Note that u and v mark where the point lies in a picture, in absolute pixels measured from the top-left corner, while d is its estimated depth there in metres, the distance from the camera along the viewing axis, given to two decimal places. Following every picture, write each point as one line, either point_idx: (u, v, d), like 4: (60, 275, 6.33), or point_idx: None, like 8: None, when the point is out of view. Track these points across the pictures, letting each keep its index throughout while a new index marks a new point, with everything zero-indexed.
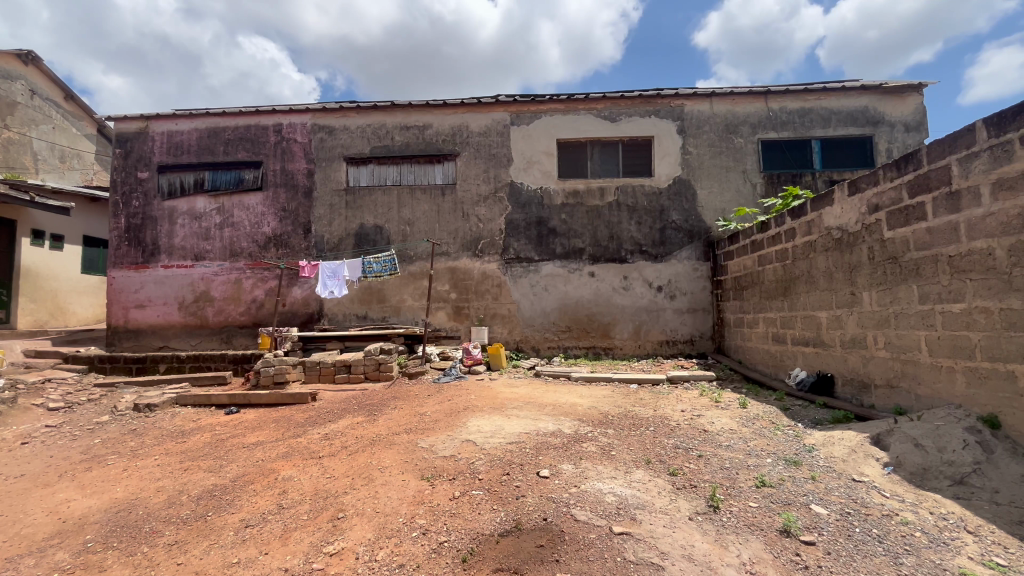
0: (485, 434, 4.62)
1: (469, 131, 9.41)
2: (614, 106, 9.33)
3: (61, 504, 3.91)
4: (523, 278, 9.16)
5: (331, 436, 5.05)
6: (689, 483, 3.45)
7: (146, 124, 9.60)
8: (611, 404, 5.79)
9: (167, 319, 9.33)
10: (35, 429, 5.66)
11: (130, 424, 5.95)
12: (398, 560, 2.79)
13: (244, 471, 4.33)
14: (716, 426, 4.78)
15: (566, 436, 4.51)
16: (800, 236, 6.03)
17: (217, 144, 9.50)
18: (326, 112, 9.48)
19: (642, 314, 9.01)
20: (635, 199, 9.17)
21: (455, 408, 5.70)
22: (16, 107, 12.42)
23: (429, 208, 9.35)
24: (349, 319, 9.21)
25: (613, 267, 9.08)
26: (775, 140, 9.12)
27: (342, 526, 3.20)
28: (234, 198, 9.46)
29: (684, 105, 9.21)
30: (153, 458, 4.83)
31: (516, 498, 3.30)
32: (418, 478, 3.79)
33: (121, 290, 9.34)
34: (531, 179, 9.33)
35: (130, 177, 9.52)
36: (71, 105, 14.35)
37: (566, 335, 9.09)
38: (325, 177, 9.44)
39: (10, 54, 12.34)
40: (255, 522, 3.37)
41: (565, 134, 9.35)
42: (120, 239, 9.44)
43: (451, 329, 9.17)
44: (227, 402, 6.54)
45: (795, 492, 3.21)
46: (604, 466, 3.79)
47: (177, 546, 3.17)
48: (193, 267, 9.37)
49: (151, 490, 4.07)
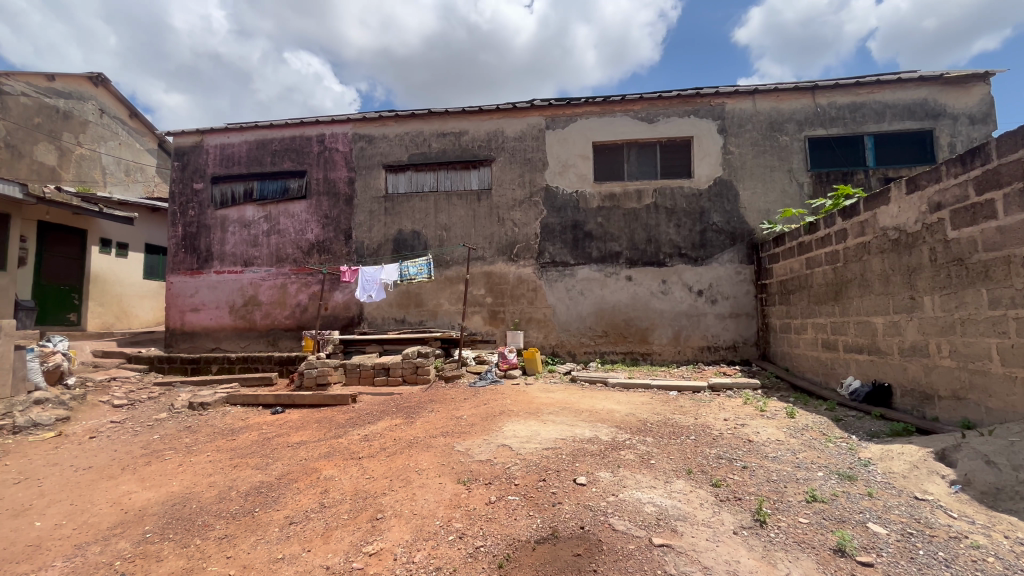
0: (522, 439, 4.60)
1: (505, 136, 9.47)
2: (651, 107, 9.14)
3: (123, 495, 4.17)
4: (559, 282, 9.10)
5: (370, 438, 5.17)
6: (733, 495, 3.32)
7: (200, 138, 10.18)
8: (650, 411, 5.64)
9: (219, 322, 9.82)
10: (102, 424, 6.07)
11: (185, 421, 6.31)
12: (434, 563, 2.81)
13: (288, 469, 4.48)
14: (761, 436, 4.57)
15: (603, 444, 4.43)
16: (852, 237, 5.72)
17: (265, 155, 9.97)
18: (366, 121, 9.77)
19: (681, 319, 8.77)
20: (674, 200, 8.95)
21: (491, 412, 5.72)
22: (87, 126, 13.45)
23: (465, 214, 9.44)
24: (388, 322, 9.42)
25: (651, 271, 8.89)
26: (824, 137, 8.72)
27: (381, 527, 3.26)
28: (280, 206, 9.87)
29: (725, 104, 8.94)
30: (205, 454, 5.09)
31: (552, 505, 3.28)
32: (454, 481, 3.82)
33: (177, 295, 9.92)
34: (566, 182, 9.27)
35: (187, 188, 10.13)
36: (135, 122, 15.39)
37: (603, 340, 8.96)
38: (365, 185, 9.72)
39: (82, 77, 13.37)
40: (299, 520, 3.49)
41: (601, 137, 9.23)
42: (177, 246, 10.04)
43: (487, 333, 9.20)
44: (273, 402, 6.80)
45: (849, 510, 3.03)
46: (643, 475, 3.69)
47: (226, 540, 3.31)
48: (243, 273, 9.83)
49: (203, 485, 4.28)
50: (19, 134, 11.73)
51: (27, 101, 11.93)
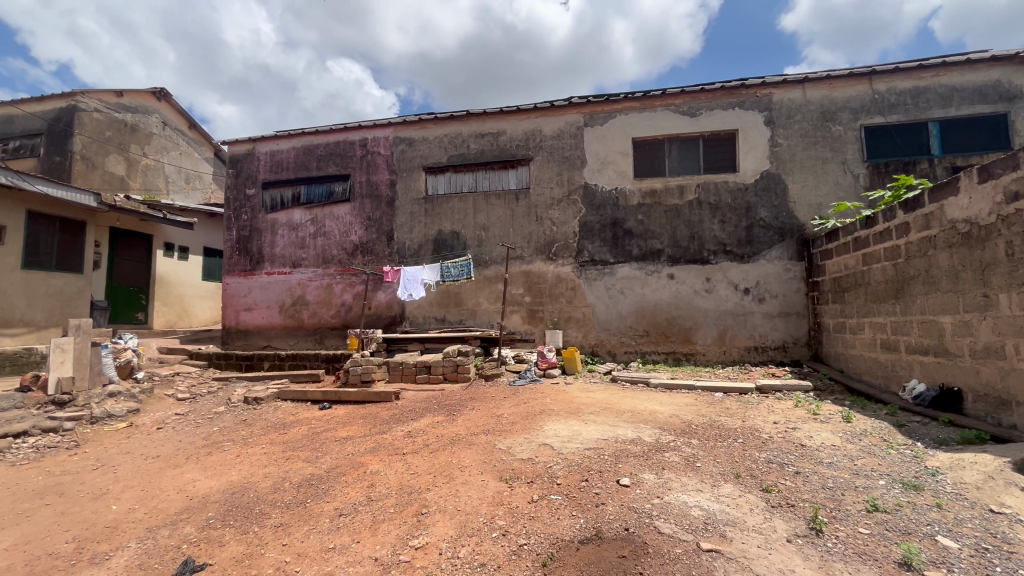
0: (563, 438, 4.59)
1: (543, 135, 9.44)
2: (693, 100, 8.87)
3: (188, 483, 4.45)
4: (598, 280, 9.01)
5: (414, 434, 5.30)
6: (786, 501, 3.19)
7: (252, 145, 10.70)
8: (695, 413, 5.49)
9: (270, 321, 10.29)
10: (167, 416, 6.49)
11: (241, 415, 6.66)
12: (479, 559, 2.84)
13: (337, 463, 4.65)
14: (815, 441, 4.36)
15: (647, 445, 4.35)
16: (915, 231, 5.37)
17: (311, 160, 10.36)
18: (407, 124, 9.98)
19: (727, 318, 8.49)
20: (718, 196, 8.67)
21: (532, 411, 5.73)
22: (152, 138, 14.40)
23: (504, 213, 9.49)
24: (429, 321, 9.61)
25: (694, 269, 8.65)
26: (882, 125, 8.23)
27: (426, 521, 3.33)
28: (325, 209, 10.24)
29: (773, 94, 8.58)
30: (260, 446, 5.36)
31: (596, 506, 3.25)
32: (497, 479, 3.85)
33: (233, 295, 10.48)
34: (605, 180, 9.15)
35: (240, 194, 10.68)
36: (194, 132, 16.33)
37: (644, 340, 8.79)
38: (406, 187, 9.94)
39: (147, 92, 14.31)
40: (348, 511, 3.62)
41: (640, 132, 9.06)
42: (232, 249, 10.60)
43: (526, 332, 9.22)
44: (321, 397, 7.07)
45: (915, 521, 2.85)
46: (689, 478, 3.60)
47: (282, 529, 3.47)
48: (292, 274, 10.27)
49: (259, 476, 4.51)
50: (93, 147, 12.67)
51: (99, 117, 12.89)
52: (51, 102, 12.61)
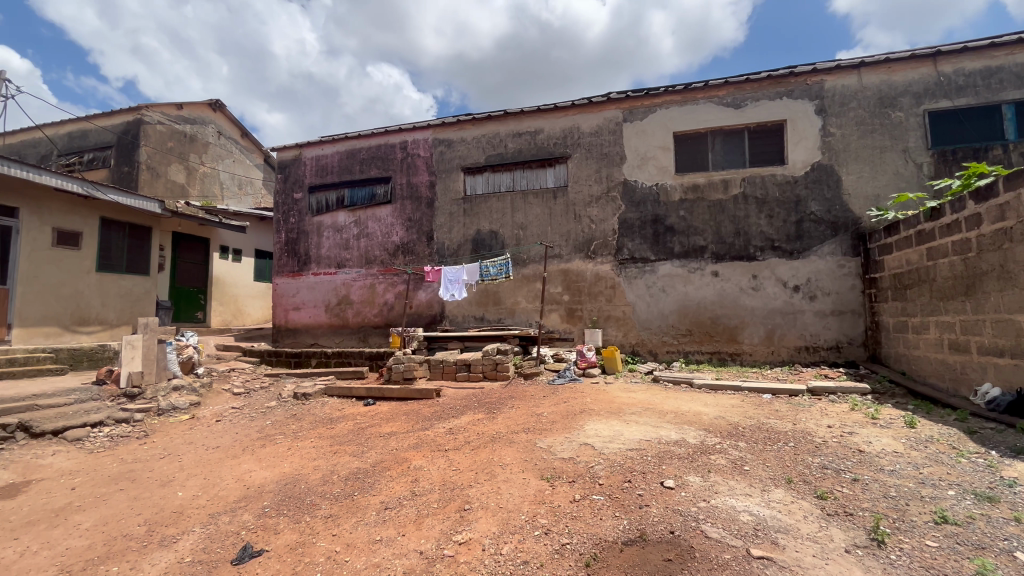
0: (604, 438, 4.54)
1: (581, 132, 9.36)
2: (738, 91, 8.55)
3: (245, 473, 4.70)
4: (638, 278, 8.85)
5: (455, 431, 5.38)
6: (843, 509, 3.04)
7: (299, 151, 11.14)
8: (741, 415, 5.31)
9: (317, 320, 10.70)
10: (225, 409, 6.88)
11: (291, 409, 6.97)
12: (522, 557, 2.86)
13: (381, 458, 4.79)
14: (875, 447, 4.12)
15: (691, 447, 4.25)
16: (988, 223, 4.98)
17: (354, 164, 10.69)
18: (445, 126, 10.14)
19: (775, 317, 8.15)
20: (765, 189, 8.33)
21: (572, 410, 5.70)
22: (208, 147, 15.25)
23: (541, 212, 9.48)
24: (468, 320, 9.72)
25: (740, 266, 8.35)
26: (948, 110, 7.68)
27: (469, 517, 3.38)
28: (368, 211, 10.54)
29: (824, 81, 8.17)
30: (309, 440, 5.59)
31: (639, 507, 3.20)
32: (538, 477, 3.86)
33: (283, 295, 10.96)
34: (646, 176, 8.96)
35: (289, 198, 11.15)
36: (246, 140, 17.18)
37: (687, 339, 8.56)
38: (445, 187, 10.10)
39: (204, 104, 15.16)
40: (393, 505, 3.72)
41: (682, 126, 8.82)
42: (282, 251, 11.09)
43: (565, 331, 9.18)
44: (365, 394, 7.29)
45: (991, 535, 2.64)
46: (737, 482, 3.49)
47: (332, 520, 3.61)
48: (337, 274, 10.63)
49: (309, 468, 4.71)
50: (157, 157, 13.54)
51: (162, 129, 13.76)
52: (120, 117, 13.57)
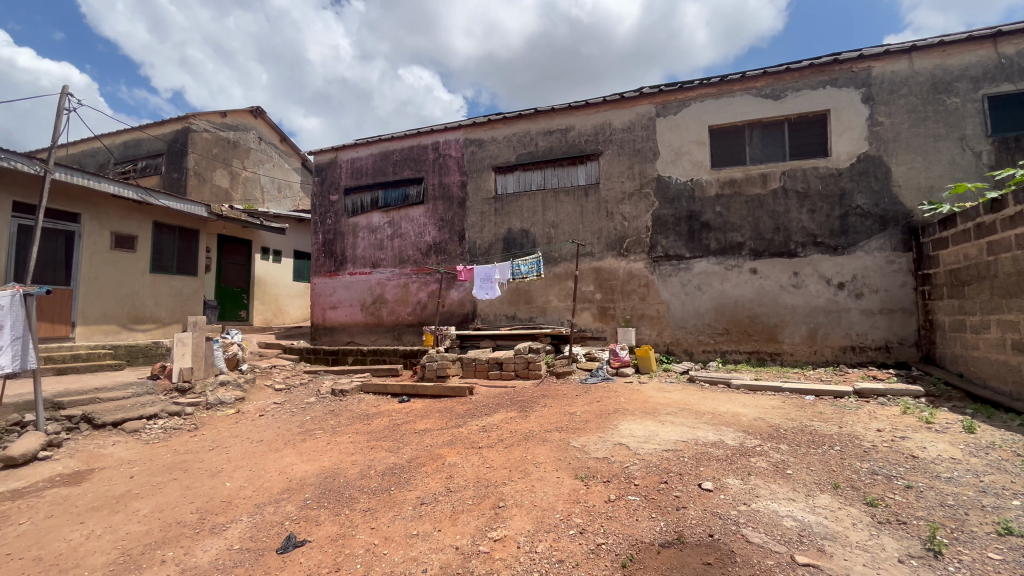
0: (639, 438, 4.48)
1: (612, 128, 9.24)
2: (777, 81, 8.25)
3: (287, 466, 4.87)
4: (673, 276, 8.67)
5: (488, 429, 5.42)
6: (895, 517, 2.89)
7: (335, 154, 11.45)
8: (782, 416, 5.13)
9: (353, 318, 10.98)
10: (268, 404, 7.16)
11: (330, 405, 7.18)
12: (557, 555, 2.85)
13: (416, 454, 4.88)
14: (930, 453, 3.90)
15: (730, 449, 4.13)
16: None
17: (388, 166, 10.91)
18: (476, 126, 10.21)
19: (818, 315, 7.83)
20: (807, 183, 8.01)
21: (605, 409, 5.64)
22: (249, 152, 15.87)
23: (573, 210, 9.41)
24: (500, 319, 9.77)
25: (780, 263, 8.06)
26: (1010, 94, 7.20)
27: (504, 514, 3.40)
28: (401, 212, 10.74)
29: (871, 68, 7.78)
30: (347, 435, 5.74)
31: (677, 509, 3.14)
32: (572, 477, 3.84)
33: (320, 295, 11.30)
34: (680, 171, 8.77)
35: (325, 200, 11.48)
36: (285, 145, 17.78)
37: (724, 339, 8.34)
38: (477, 187, 10.17)
39: (245, 111, 15.78)
40: (428, 501, 3.78)
41: (718, 119, 8.58)
42: (319, 252, 11.44)
43: (597, 329, 9.10)
44: (400, 391, 7.44)
45: None
46: (779, 485, 3.37)
47: (370, 513, 3.70)
48: (372, 274, 10.88)
49: (348, 462, 4.85)
50: (203, 163, 14.19)
51: (208, 136, 14.41)
52: (169, 126, 14.29)
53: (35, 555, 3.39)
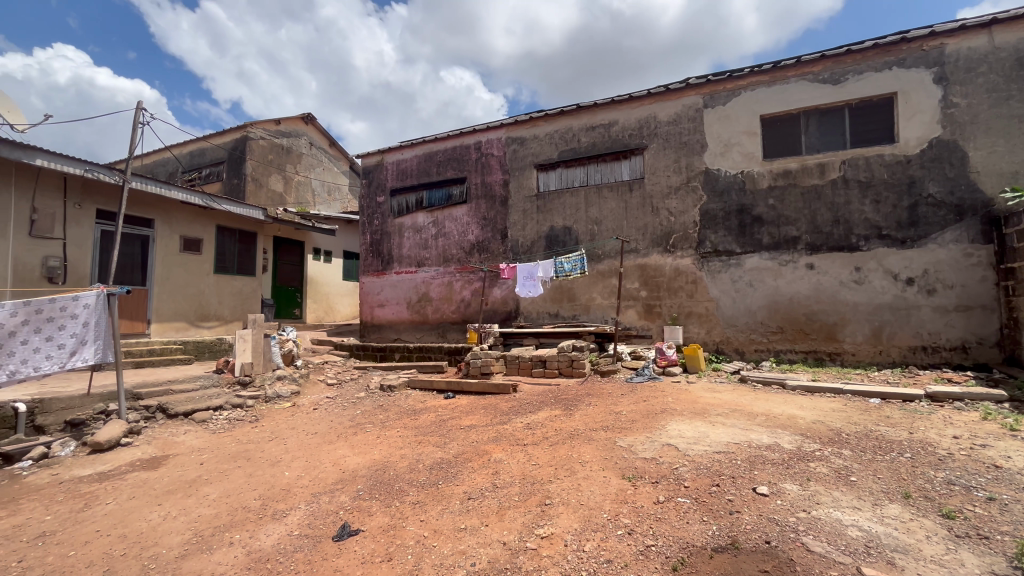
0: (688, 439, 4.36)
1: (657, 121, 9.01)
2: (837, 64, 7.77)
3: (340, 458, 5.08)
4: (722, 272, 8.37)
5: (533, 426, 5.43)
6: (975, 531, 2.67)
7: (381, 157, 11.79)
8: (844, 420, 4.85)
9: (399, 316, 11.29)
10: (321, 398, 7.49)
11: (378, 400, 7.43)
12: (605, 555, 2.82)
13: (463, 449, 4.96)
14: (1015, 463, 3.58)
15: (786, 452, 3.95)
16: None
17: (432, 166, 11.12)
18: (518, 124, 10.23)
19: (884, 313, 7.34)
20: (870, 171, 7.51)
21: (652, 409, 5.52)
22: (301, 157, 16.59)
23: (616, 206, 9.26)
24: (542, 316, 9.76)
25: (840, 257, 7.61)
26: None
27: (550, 512, 3.40)
28: (445, 212, 10.92)
29: (945, 45, 7.20)
30: (396, 430, 5.92)
31: (730, 513, 3.03)
32: (619, 476, 3.79)
33: (369, 293, 11.68)
34: (730, 163, 8.43)
35: (373, 202, 11.85)
36: (334, 149, 18.46)
37: (778, 337, 7.96)
38: (519, 185, 10.19)
39: (297, 118, 16.50)
40: (476, 496, 3.84)
41: (771, 108, 8.19)
42: (368, 252, 11.82)
43: (642, 327, 8.92)
44: (445, 387, 7.59)
45: None
46: (842, 493, 3.19)
47: (419, 506, 3.80)
48: (417, 273, 11.13)
49: (397, 456, 5.00)
50: (260, 169, 14.97)
51: (264, 143, 15.18)
52: (229, 134, 15.16)
53: (120, 532, 3.69)
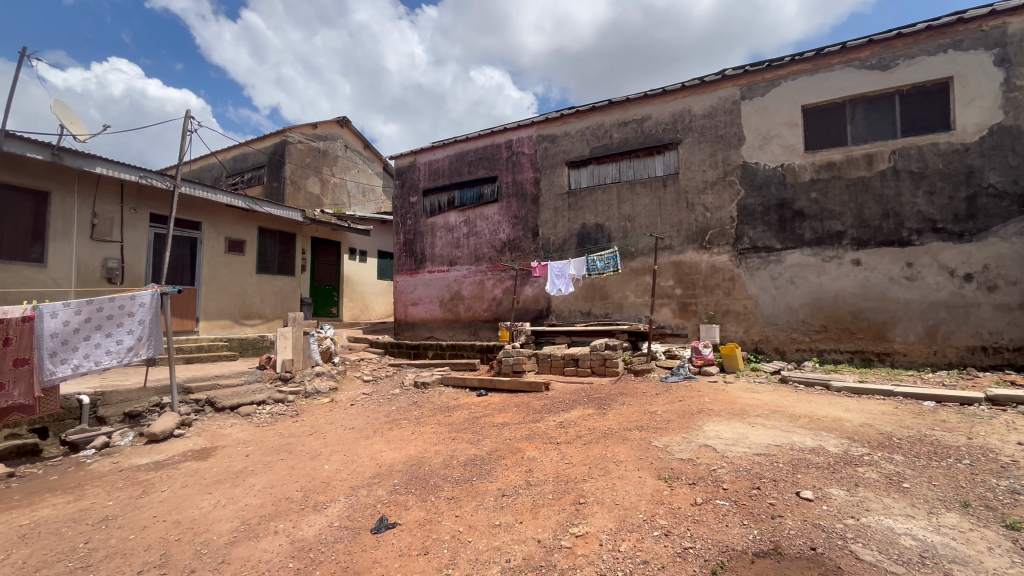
0: (726, 441, 4.24)
1: (692, 115, 8.80)
2: (886, 49, 7.39)
3: (376, 453, 5.20)
4: (761, 269, 8.10)
5: (566, 425, 5.41)
6: None
7: (414, 157, 11.97)
8: (894, 423, 4.61)
9: (432, 314, 11.45)
10: (358, 395, 7.69)
11: (413, 397, 7.57)
12: (641, 556, 2.79)
13: (496, 446, 5.00)
14: None
15: (831, 456, 3.79)
16: None
17: (463, 166, 11.23)
18: (549, 122, 10.19)
19: (938, 311, 6.93)
20: (923, 161, 7.11)
21: (688, 409, 5.40)
22: (337, 159, 17.05)
23: (650, 202, 9.09)
24: (574, 315, 9.71)
25: (890, 253, 7.23)
26: None
27: (584, 511, 3.38)
28: (476, 211, 11.00)
29: (1007, 24, 6.74)
30: (430, 426, 6.01)
31: (772, 518, 2.94)
32: (655, 477, 3.73)
33: (403, 292, 11.90)
34: (769, 156, 8.15)
35: (406, 202, 12.06)
36: (368, 151, 18.88)
37: (822, 337, 7.64)
38: (550, 183, 10.16)
39: (333, 122, 16.96)
40: (510, 493, 3.86)
41: (813, 97, 7.86)
42: (401, 251, 12.04)
43: (677, 326, 8.74)
44: (478, 384, 7.65)
45: None
46: (894, 500, 3.04)
47: (454, 501, 3.85)
48: (449, 272, 11.26)
49: (432, 452, 5.08)
50: (298, 172, 15.48)
51: (302, 147, 15.68)
52: (270, 139, 15.72)
53: (174, 518, 3.90)
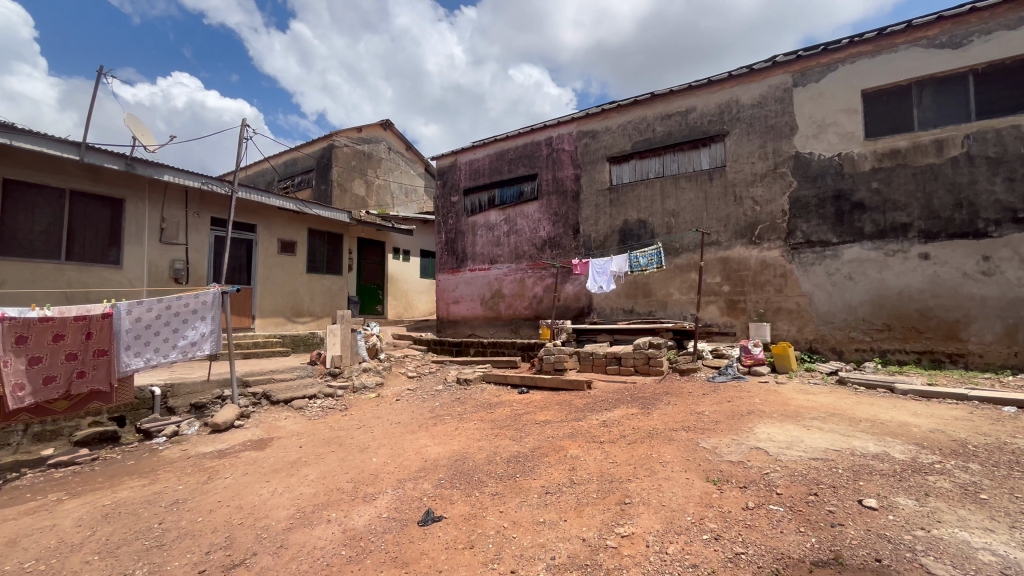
0: (779, 444, 4.06)
1: (740, 105, 8.46)
2: (958, 26, 6.83)
3: (421, 447, 5.33)
4: (816, 265, 7.69)
5: (609, 424, 5.34)
6: None
7: (455, 158, 12.14)
8: (969, 430, 4.27)
9: (474, 312, 11.58)
10: (403, 390, 7.89)
11: (455, 393, 7.69)
12: (690, 559, 2.72)
13: (538, 444, 5.00)
14: None
15: (897, 463, 3.56)
16: None
17: (503, 165, 11.28)
18: (590, 117, 10.07)
19: (1020, 309, 6.36)
20: (1001, 146, 6.54)
21: (738, 410, 5.21)
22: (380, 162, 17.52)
23: (695, 196, 8.82)
24: (616, 313, 9.57)
25: (963, 246, 6.70)
26: None
27: (630, 511, 3.34)
28: (517, 209, 11.02)
29: None
30: (473, 422, 6.09)
31: (831, 526, 2.79)
32: (703, 479, 3.63)
33: (445, 290, 12.11)
34: (825, 145, 7.72)
35: (447, 202, 12.25)
36: (410, 153, 19.30)
37: (885, 336, 7.18)
38: (591, 179, 10.04)
39: (377, 125, 17.44)
40: (553, 490, 3.86)
41: (874, 81, 7.38)
42: (443, 250, 12.24)
43: (724, 324, 8.45)
44: (519, 382, 7.69)
45: None
46: (970, 511, 2.82)
47: (498, 497, 3.89)
48: (490, 270, 11.35)
49: (475, 447, 5.15)
50: (344, 175, 16.03)
51: (348, 150, 16.22)
52: (318, 144, 16.36)
53: (236, 504, 4.14)
